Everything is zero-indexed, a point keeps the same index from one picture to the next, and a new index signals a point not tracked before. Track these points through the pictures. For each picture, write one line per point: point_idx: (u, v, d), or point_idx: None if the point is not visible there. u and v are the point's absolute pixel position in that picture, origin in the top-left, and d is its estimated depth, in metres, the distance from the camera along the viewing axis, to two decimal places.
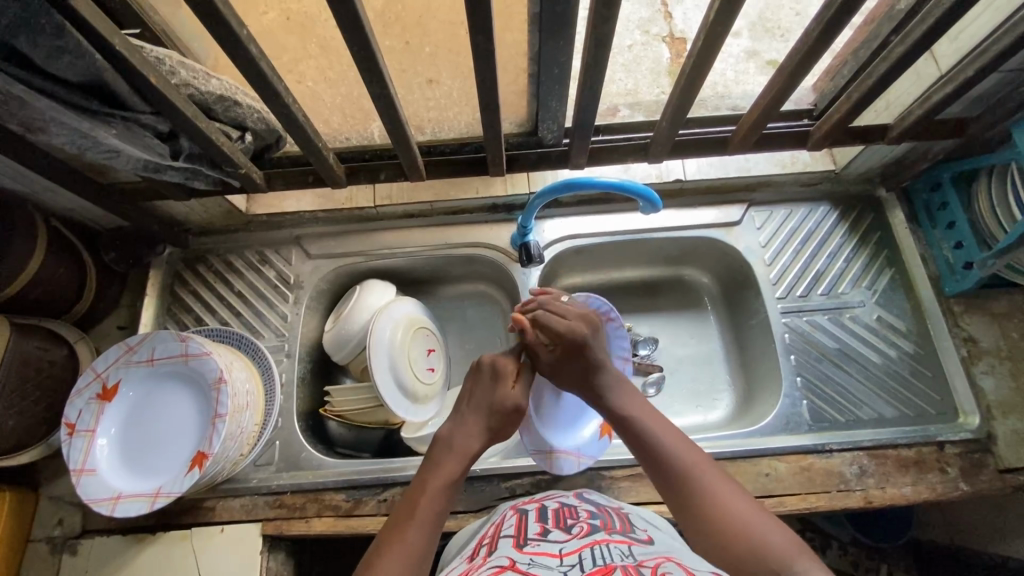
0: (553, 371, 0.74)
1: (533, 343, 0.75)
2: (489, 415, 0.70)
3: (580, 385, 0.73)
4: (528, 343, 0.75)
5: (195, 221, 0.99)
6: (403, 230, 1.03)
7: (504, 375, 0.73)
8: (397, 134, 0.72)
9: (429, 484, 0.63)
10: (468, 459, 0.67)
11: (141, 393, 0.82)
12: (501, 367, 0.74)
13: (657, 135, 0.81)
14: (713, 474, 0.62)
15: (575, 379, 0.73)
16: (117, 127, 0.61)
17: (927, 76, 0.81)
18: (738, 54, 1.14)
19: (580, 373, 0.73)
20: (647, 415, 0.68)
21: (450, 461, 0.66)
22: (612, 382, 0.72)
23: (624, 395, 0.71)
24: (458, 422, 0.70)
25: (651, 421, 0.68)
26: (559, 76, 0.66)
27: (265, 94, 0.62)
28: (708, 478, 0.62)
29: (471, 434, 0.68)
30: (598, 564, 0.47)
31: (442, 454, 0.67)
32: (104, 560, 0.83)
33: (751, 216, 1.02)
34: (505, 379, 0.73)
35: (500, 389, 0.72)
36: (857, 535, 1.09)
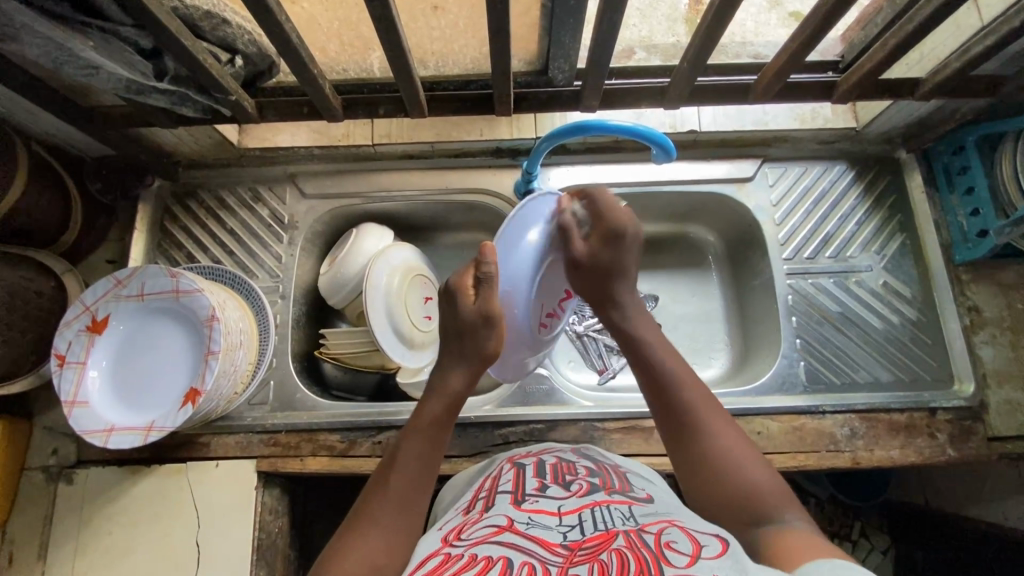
0: (584, 267, 0.67)
1: (566, 227, 0.68)
2: (462, 339, 0.64)
3: (598, 291, 0.68)
4: (563, 224, 0.68)
5: (183, 152, 0.94)
6: (401, 172, 0.99)
7: (461, 291, 0.64)
8: (399, 63, 0.68)
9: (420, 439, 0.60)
10: (451, 401, 0.63)
11: (150, 333, 0.80)
12: (455, 284, 0.65)
13: (676, 78, 0.76)
14: (716, 416, 0.60)
15: (597, 283, 0.68)
16: (95, 40, 0.56)
17: (967, 27, 0.75)
18: (760, 2, 1.06)
19: (603, 279, 0.67)
20: (662, 348, 0.65)
21: (432, 402, 0.63)
22: (630, 297, 0.69)
23: (642, 325, 0.67)
24: (453, 359, 0.65)
25: (667, 355, 0.64)
26: (574, 9, 0.61)
27: (254, 8, 0.56)
28: (710, 420, 0.60)
29: (447, 373, 0.64)
30: (599, 530, 0.48)
31: (426, 398, 0.64)
32: (100, 490, 0.84)
33: (764, 173, 0.98)
34: (461, 294, 0.64)
35: (456, 312, 0.64)
36: (836, 493, 1.12)
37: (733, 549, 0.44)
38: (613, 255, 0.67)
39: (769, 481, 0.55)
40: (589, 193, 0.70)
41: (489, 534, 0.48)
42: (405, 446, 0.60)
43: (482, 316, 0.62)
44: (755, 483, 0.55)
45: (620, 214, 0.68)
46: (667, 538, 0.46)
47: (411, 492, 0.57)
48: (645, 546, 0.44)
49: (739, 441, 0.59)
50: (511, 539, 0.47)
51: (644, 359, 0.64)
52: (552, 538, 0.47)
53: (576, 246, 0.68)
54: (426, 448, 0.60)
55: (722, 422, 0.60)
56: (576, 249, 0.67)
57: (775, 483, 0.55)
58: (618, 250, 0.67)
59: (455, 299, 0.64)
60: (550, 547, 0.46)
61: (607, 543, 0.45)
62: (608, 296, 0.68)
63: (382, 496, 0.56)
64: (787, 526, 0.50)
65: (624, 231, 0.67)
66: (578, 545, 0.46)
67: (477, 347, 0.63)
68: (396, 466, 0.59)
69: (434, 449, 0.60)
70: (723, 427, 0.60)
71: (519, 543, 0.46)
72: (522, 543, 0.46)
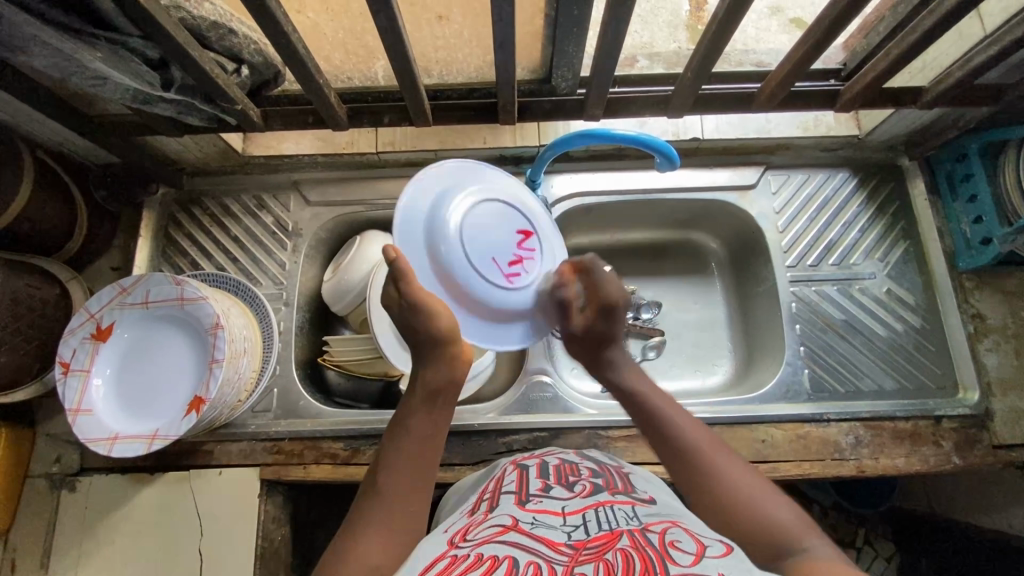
0: (578, 337, 0.72)
1: (567, 302, 0.71)
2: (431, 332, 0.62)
3: (590, 359, 0.73)
4: (564, 297, 0.71)
5: (188, 160, 0.95)
6: (405, 179, 0.99)
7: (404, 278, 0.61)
8: (405, 73, 0.68)
9: (413, 437, 0.60)
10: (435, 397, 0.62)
11: (145, 331, 0.81)
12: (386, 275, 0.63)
13: (680, 87, 0.77)
14: (728, 455, 0.60)
15: (591, 352, 0.72)
16: (103, 51, 0.56)
17: (969, 36, 0.76)
18: (762, 10, 1.07)
19: (596, 349, 0.72)
20: (664, 400, 0.66)
21: (416, 401, 0.62)
22: (622, 361, 0.72)
23: (635, 377, 0.70)
24: (425, 358, 0.63)
25: (669, 406, 0.66)
26: (579, 18, 0.61)
27: (261, 19, 0.57)
28: (722, 458, 0.59)
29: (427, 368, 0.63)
30: (603, 529, 0.48)
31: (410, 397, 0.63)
32: (103, 498, 0.84)
33: (767, 180, 0.98)
34: (405, 284, 0.61)
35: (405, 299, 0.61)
36: (839, 500, 1.12)
37: (738, 550, 0.44)
38: (603, 329, 0.72)
39: (789, 513, 0.53)
40: (584, 267, 0.72)
41: (493, 534, 0.48)
42: (394, 450, 0.59)
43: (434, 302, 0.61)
44: (775, 517, 0.53)
45: (614, 291, 0.71)
46: (672, 537, 0.46)
47: (406, 496, 0.56)
48: (650, 545, 0.44)
49: (754, 480, 0.57)
50: (515, 539, 0.47)
51: (648, 416, 0.65)
52: (557, 538, 0.47)
53: (574, 321, 0.72)
54: (416, 450, 0.59)
55: (732, 460, 0.60)
56: (571, 323, 0.72)
57: (796, 515, 0.53)
58: (609, 327, 0.72)
59: (398, 288, 0.62)
60: (556, 547, 0.46)
61: (613, 542, 0.45)
62: (602, 360, 0.72)
63: (378, 494, 0.56)
64: (813, 552, 0.48)
65: (618, 309, 0.71)
66: (583, 545, 0.46)
67: (433, 337, 0.62)
68: (392, 464, 0.58)
69: (428, 447, 0.60)
70: (734, 465, 0.59)
71: (524, 542, 0.46)
72: (527, 542, 0.46)
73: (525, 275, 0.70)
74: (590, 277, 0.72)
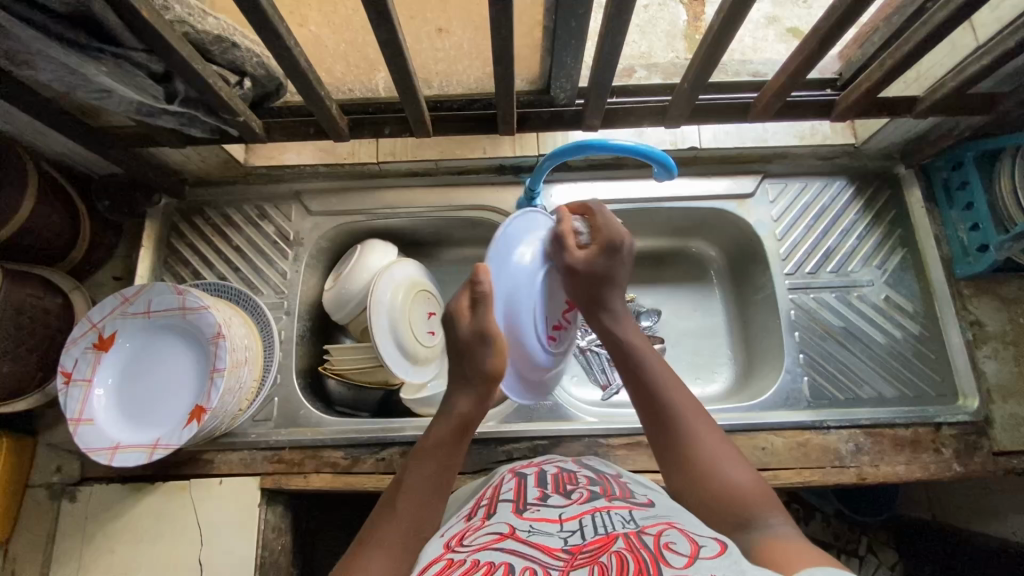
0: (579, 272, 0.68)
1: (562, 235, 0.70)
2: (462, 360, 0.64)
3: (586, 295, 0.69)
4: (563, 231, 0.70)
5: (190, 170, 0.95)
6: (406, 189, 1.00)
7: (458, 314, 0.64)
8: (405, 85, 0.69)
9: (430, 465, 0.60)
10: (461, 425, 0.63)
11: (155, 352, 0.81)
12: (452, 306, 0.65)
13: (677, 98, 0.77)
14: (704, 423, 0.62)
15: (587, 289, 0.68)
16: (108, 65, 0.57)
17: (963, 46, 0.77)
18: (759, 19, 1.08)
19: (595, 287, 0.68)
20: (650, 352, 0.67)
21: (440, 425, 0.63)
22: (620, 308, 0.70)
23: (628, 327, 0.69)
24: (462, 384, 0.64)
25: (653, 359, 0.67)
26: (576, 31, 0.62)
27: (263, 33, 0.58)
28: (698, 424, 0.62)
29: (455, 396, 0.64)
30: (599, 534, 0.48)
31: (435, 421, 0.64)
32: (103, 508, 0.84)
33: (764, 189, 0.99)
34: (458, 317, 0.64)
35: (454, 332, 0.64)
36: (841, 508, 1.11)
37: (731, 547, 0.44)
38: (608, 266, 0.68)
39: (750, 482, 0.57)
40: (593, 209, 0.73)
41: (490, 541, 0.48)
42: (413, 471, 0.60)
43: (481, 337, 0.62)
44: (738, 486, 0.56)
45: (621, 232, 0.70)
46: (666, 540, 0.46)
47: (419, 519, 0.57)
48: (645, 547, 0.45)
49: (726, 451, 0.60)
50: (512, 546, 0.47)
51: (632, 366, 0.66)
52: (554, 544, 0.47)
53: (571, 254, 0.69)
54: (435, 474, 0.60)
55: (707, 427, 0.62)
56: (569, 256, 0.68)
57: (757, 486, 0.56)
58: (612, 264, 0.69)
59: (452, 322, 0.64)
60: (552, 553, 0.46)
61: (607, 546, 0.45)
62: (597, 301, 0.69)
63: (390, 520, 0.56)
64: (768, 530, 0.50)
65: (619, 244, 0.69)
66: (579, 549, 0.46)
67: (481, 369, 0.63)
68: (407, 489, 0.59)
69: (444, 476, 0.60)
70: (708, 433, 0.61)
71: (521, 549, 0.46)
72: (524, 549, 0.46)
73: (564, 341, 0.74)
74: (592, 218, 0.72)
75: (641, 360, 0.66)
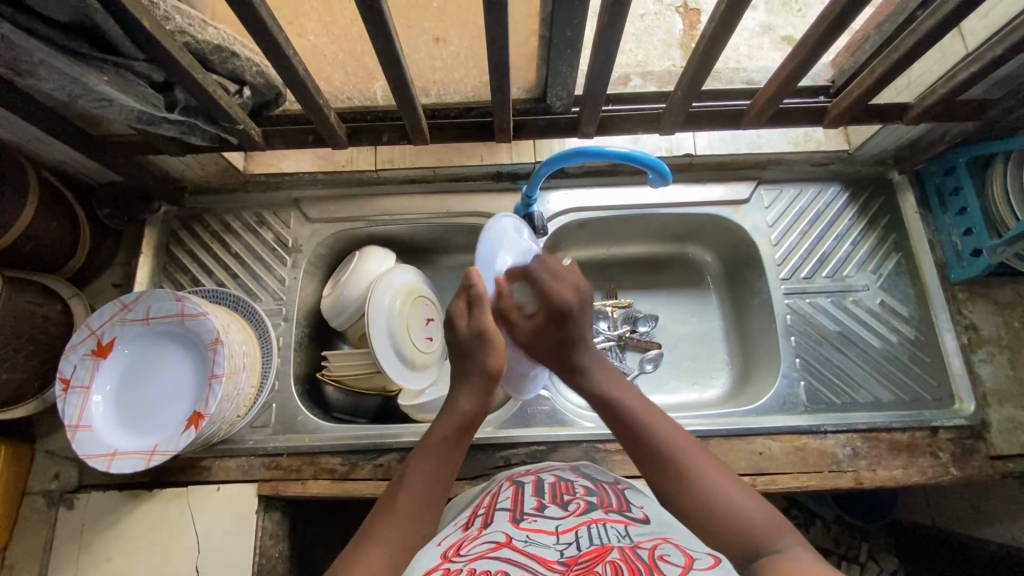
0: (534, 342, 0.73)
1: (508, 311, 0.74)
2: (467, 363, 0.67)
3: (556, 360, 0.72)
4: (504, 308, 0.74)
5: (190, 178, 0.96)
6: (404, 196, 1.01)
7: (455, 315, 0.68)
8: (402, 94, 0.70)
9: (431, 454, 0.62)
10: (462, 425, 0.64)
11: (150, 351, 0.81)
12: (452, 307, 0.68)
13: (671, 105, 0.78)
14: (704, 458, 0.60)
15: (553, 352, 0.72)
16: (110, 74, 0.58)
17: (952, 54, 0.78)
18: (753, 28, 1.10)
19: (559, 348, 0.72)
20: (631, 399, 0.67)
21: (444, 425, 0.64)
22: (591, 360, 0.72)
23: (602, 372, 0.71)
24: (462, 384, 0.67)
25: (636, 406, 0.66)
26: (571, 40, 0.63)
27: (263, 43, 0.59)
28: (697, 458, 0.60)
29: (459, 396, 0.66)
30: (595, 545, 0.48)
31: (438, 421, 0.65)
32: (100, 515, 0.84)
33: (760, 195, 1.00)
34: (457, 318, 0.68)
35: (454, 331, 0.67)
36: (841, 514, 1.11)
37: (724, 561, 0.45)
38: (563, 329, 0.72)
39: (764, 513, 0.54)
40: (529, 271, 0.75)
41: (487, 550, 0.48)
42: (416, 468, 0.61)
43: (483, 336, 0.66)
44: (749, 518, 0.54)
45: (560, 289, 0.73)
46: (661, 553, 0.46)
47: (419, 516, 0.58)
48: (640, 558, 0.45)
49: (731, 481, 0.58)
50: (509, 556, 0.47)
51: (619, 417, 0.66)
52: (550, 556, 0.47)
53: (519, 329, 0.74)
54: (435, 473, 0.61)
55: (709, 462, 0.60)
56: (520, 330, 0.74)
57: (770, 514, 0.55)
58: (562, 326, 0.72)
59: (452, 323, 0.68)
60: (548, 565, 0.46)
61: (602, 557, 0.46)
62: (569, 365, 0.72)
63: (390, 515, 0.57)
64: (787, 554, 0.49)
65: (565, 305, 0.71)
66: (574, 561, 0.46)
67: (480, 365, 0.66)
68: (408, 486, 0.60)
69: (444, 472, 0.62)
70: (710, 466, 0.60)
71: (517, 559, 0.47)
72: (521, 559, 0.46)
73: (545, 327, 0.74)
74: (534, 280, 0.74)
75: (627, 412, 0.66)
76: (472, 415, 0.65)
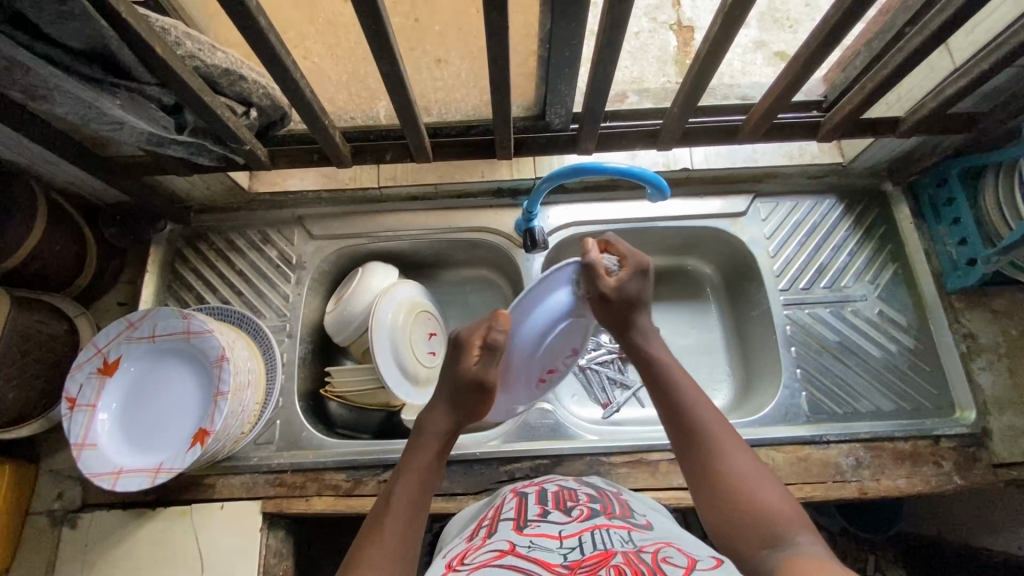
0: (608, 300, 0.70)
1: (594, 266, 0.70)
2: (455, 396, 0.68)
3: (623, 320, 0.71)
4: (593, 262, 0.70)
5: (196, 198, 0.98)
6: (407, 213, 1.02)
7: (466, 349, 0.69)
8: (405, 114, 0.72)
9: (408, 468, 0.63)
10: (439, 443, 0.65)
11: (143, 368, 0.82)
12: (464, 338, 0.70)
13: (668, 121, 0.80)
14: (733, 443, 0.61)
15: (622, 314, 0.70)
16: (122, 98, 0.59)
17: (940, 69, 0.80)
18: (746, 44, 1.12)
19: (627, 311, 0.70)
20: (678, 370, 0.67)
21: (421, 446, 0.65)
22: (649, 326, 0.72)
23: (659, 345, 0.71)
24: (441, 406, 0.68)
25: (680, 377, 0.66)
26: (570, 59, 0.65)
27: (271, 67, 0.60)
28: (728, 443, 0.60)
29: (434, 419, 0.67)
30: (598, 549, 0.49)
31: (415, 442, 0.66)
32: (104, 535, 0.84)
33: (756, 208, 1.01)
34: (467, 351, 0.69)
35: (458, 366, 0.69)
36: (847, 525, 1.11)
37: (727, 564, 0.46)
38: (635, 291, 0.70)
39: (785, 506, 0.54)
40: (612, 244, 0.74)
41: (490, 558, 0.49)
42: (398, 489, 0.61)
43: (475, 382, 0.68)
44: (770, 508, 0.54)
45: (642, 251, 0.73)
46: (665, 557, 0.47)
47: (405, 534, 0.57)
48: (643, 561, 0.45)
49: (759, 471, 0.58)
50: (513, 562, 0.47)
51: (661, 388, 0.66)
52: (554, 560, 0.47)
53: (605, 284, 0.70)
54: (417, 491, 0.61)
55: (739, 448, 0.60)
56: (604, 284, 0.70)
57: (788, 508, 0.54)
58: (637, 290, 0.70)
59: (458, 354, 0.69)
60: (551, 568, 0.46)
61: (606, 561, 0.46)
62: (633, 325, 0.71)
63: (375, 534, 0.57)
64: (797, 547, 0.49)
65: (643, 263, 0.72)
66: (578, 564, 0.46)
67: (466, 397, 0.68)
68: (391, 504, 0.60)
69: (424, 488, 0.62)
70: (738, 451, 0.60)
71: (522, 564, 0.47)
72: (525, 564, 0.46)
73: (547, 382, 0.84)
74: (614, 251, 0.74)
75: (669, 383, 0.66)
76: (445, 435, 0.66)
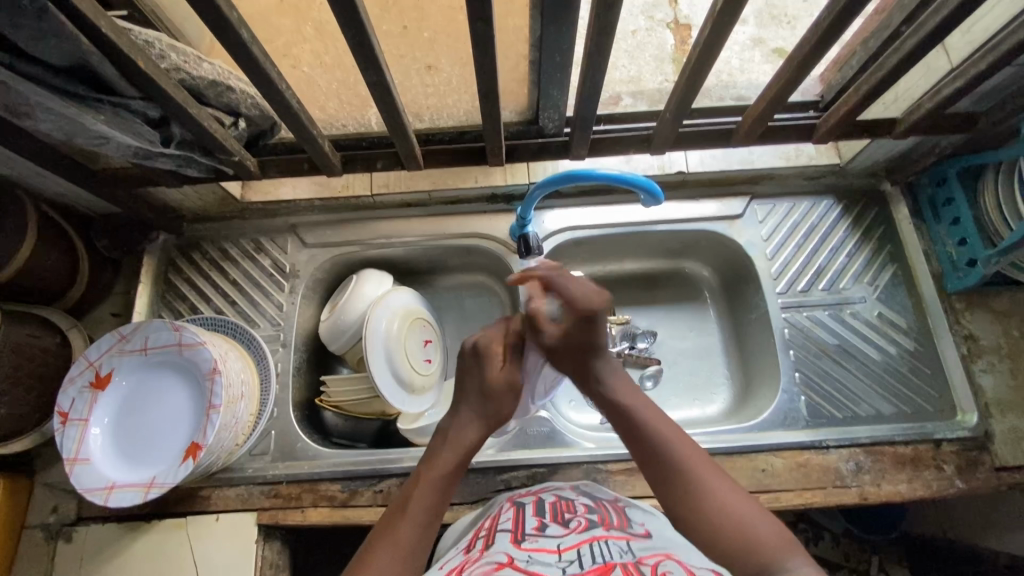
0: (558, 347, 0.73)
1: (535, 313, 0.74)
2: (485, 404, 0.70)
3: (577, 367, 0.72)
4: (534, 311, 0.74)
5: (188, 208, 0.97)
6: (401, 219, 1.01)
7: (491, 358, 0.72)
8: (394, 123, 0.71)
9: (428, 473, 0.63)
10: (465, 449, 0.66)
11: (142, 380, 0.81)
12: (486, 347, 0.73)
13: (661, 126, 0.79)
14: (709, 470, 0.61)
15: (578, 358, 0.72)
16: (106, 113, 0.59)
17: (938, 69, 0.79)
18: (744, 41, 1.11)
19: (582, 355, 0.72)
20: (643, 406, 0.67)
21: (445, 452, 0.65)
22: (607, 371, 0.71)
23: (622, 385, 0.70)
24: (466, 414, 0.69)
25: (646, 413, 0.66)
26: (561, 64, 0.64)
27: (257, 80, 0.60)
28: (705, 472, 0.60)
29: (464, 424, 0.68)
30: (597, 563, 0.48)
31: (438, 447, 0.66)
32: (98, 549, 0.83)
33: (753, 210, 1.00)
34: (492, 359, 0.72)
35: (483, 373, 0.71)
36: (849, 526, 1.10)
37: None
38: (586, 333, 0.71)
39: (772, 529, 0.54)
40: (555, 279, 0.74)
41: (489, 571, 0.48)
42: (416, 496, 0.60)
43: (505, 389, 0.71)
44: (759, 532, 0.54)
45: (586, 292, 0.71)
46: (665, 571, 0.46)
47: (421, 539, 0.57)
48: None
49: (739, 495, 0.58)
50: None
51: (632, 427, 0.66)
52: (552, 574, 0.47)
53: (546, 333, 0.73)
54: (435, 499, 0.61)
55: (715, 474, 0.60)
56: (546, 334, 0.73)
57: (776, 530, 0.54)
58: (585, 332, 0.71)
59: (483, 363, 0.72)
60: None
61: None
62: (588, 372, 0.71)
63: (393, 538, 0.57)
64: (794, 575, 0.49)
65: (592, 307, 0.71)
66: None
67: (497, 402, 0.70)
68: (407, 510, 0.59)
69: (442, 491, 0.62)
70: (716, 477, 0.60)
71: None
72: None
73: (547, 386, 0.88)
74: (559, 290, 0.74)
75: (638, 421, 0.66)
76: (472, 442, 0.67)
